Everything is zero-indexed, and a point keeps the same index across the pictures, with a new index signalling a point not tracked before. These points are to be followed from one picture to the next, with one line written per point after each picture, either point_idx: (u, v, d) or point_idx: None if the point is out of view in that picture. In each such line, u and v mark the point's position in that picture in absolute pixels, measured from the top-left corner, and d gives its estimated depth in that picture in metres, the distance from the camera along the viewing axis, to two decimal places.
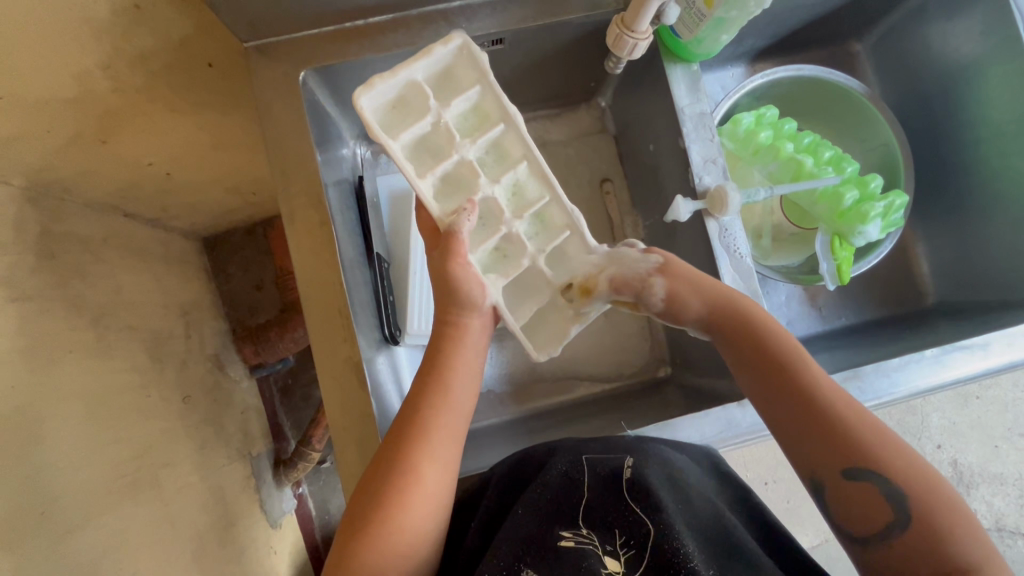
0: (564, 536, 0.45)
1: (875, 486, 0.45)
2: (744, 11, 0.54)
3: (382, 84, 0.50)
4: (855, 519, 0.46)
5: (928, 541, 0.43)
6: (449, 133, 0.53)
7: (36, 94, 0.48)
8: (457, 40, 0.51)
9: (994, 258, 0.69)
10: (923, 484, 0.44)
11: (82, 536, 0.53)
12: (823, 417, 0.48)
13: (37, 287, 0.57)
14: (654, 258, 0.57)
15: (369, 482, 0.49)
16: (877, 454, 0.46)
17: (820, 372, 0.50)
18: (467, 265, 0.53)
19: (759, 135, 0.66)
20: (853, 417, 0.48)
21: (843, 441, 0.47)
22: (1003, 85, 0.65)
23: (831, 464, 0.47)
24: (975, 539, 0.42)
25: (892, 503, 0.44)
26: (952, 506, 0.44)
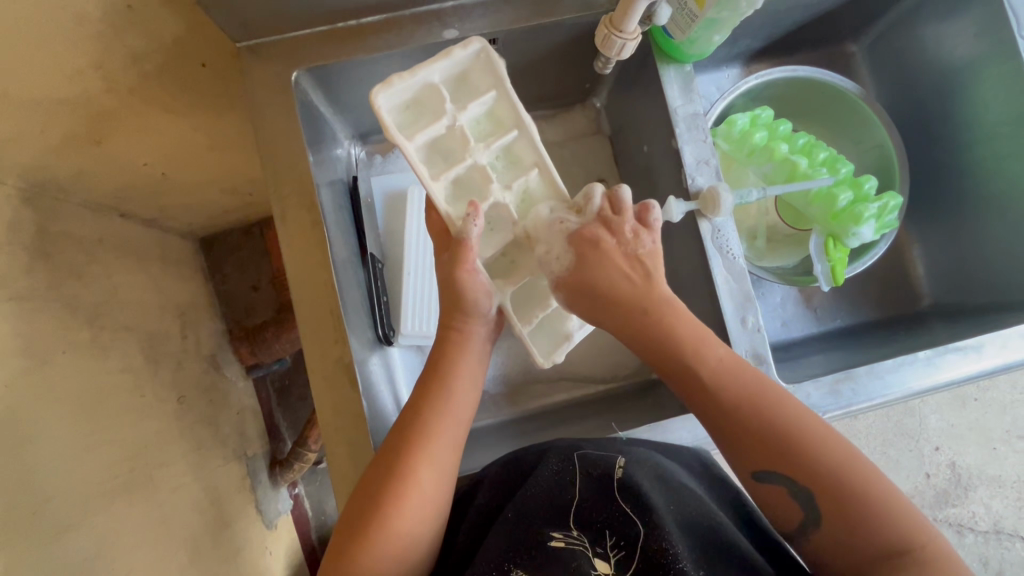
0: (554, 537, 0.44)
1: (787, 488, 0.46)
2: (736, 12, 0.53)
3: (400, 83, 0.50)
4: (779, 516, 0.47)
5: (844, 535, 0.43)
6: (464, 137, 0.53)
7: (29, 94, 0.48)
8: (478, 44, 0.51)
9: (990, 259, 0.69)
10: (829, 481, 0.44)
11: (76, 537, 0.53)
12: (730, 425, 0.48)
13: (32, 287, 0.57)
14: (565, 259, 0.54)
15: (364, 484, 0.49)
16: (786, 456, 0.46)
17: (727, 374, 0.49)
18: (477, 271, 0.53)
19: (754, 135, 0.66)
20: (759, 421, 0.47)
21: (752, 447, 0.47)
22: (997, 87, 0.65)
23: (743, 469, 0.48)
24: (900, 527, 0.42)
25: (804, 502, 0.45)
26: (866, 499, 0.44)
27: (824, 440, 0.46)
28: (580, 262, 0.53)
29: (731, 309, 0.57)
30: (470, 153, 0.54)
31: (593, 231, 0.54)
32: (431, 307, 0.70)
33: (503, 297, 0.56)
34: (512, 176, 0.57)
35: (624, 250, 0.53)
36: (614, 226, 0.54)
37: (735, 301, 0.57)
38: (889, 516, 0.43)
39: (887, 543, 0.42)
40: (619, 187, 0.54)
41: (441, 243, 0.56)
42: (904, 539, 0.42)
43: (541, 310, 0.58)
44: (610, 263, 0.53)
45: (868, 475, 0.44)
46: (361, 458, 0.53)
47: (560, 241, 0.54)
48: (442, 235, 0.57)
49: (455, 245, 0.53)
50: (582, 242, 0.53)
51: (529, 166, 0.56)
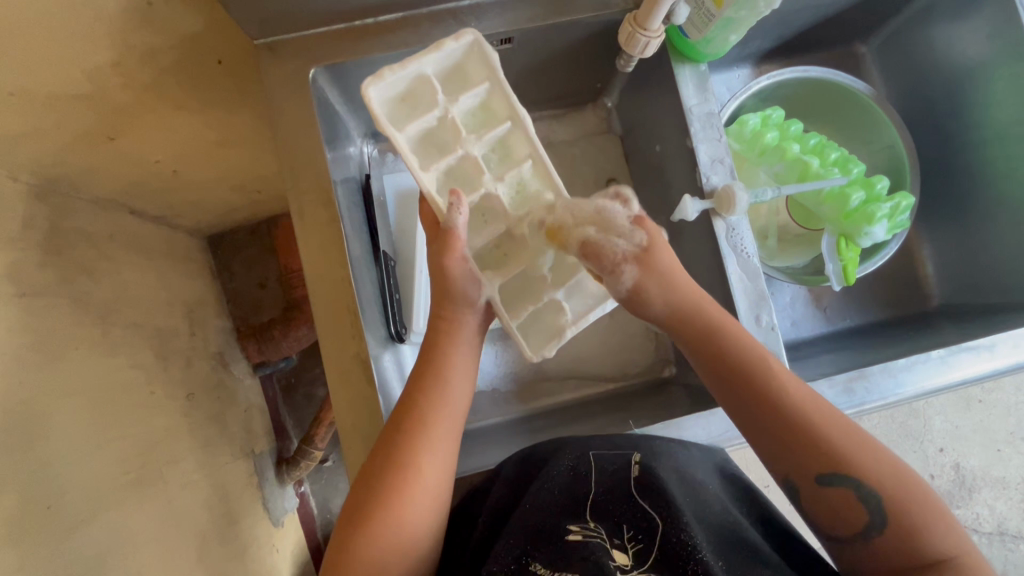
0: (572, 530, 0.44)
1: (852, 491, 0.45)
2: (753, 12, 0.54)
3: (392, 76, 0.50)
4: (834, 521, 0.46)
5: (903, 539, 0.43)
6: (455, 128, 0.53)
7: (45, 89, 0.48)
8: (469, 36, 0.51)
9: (999, 260, 0.69)
10: (894, 482, 0.45)
11: (87, 532, 0.53)
12: (797, 427, 0.47)
13: (45, 282, 0.57)
14: (639, 239, 0.54)
15: (372, 473, 0.49)
16: (851, 458, 0.46)
17: (791, 377, 0.49)
18: (463, 260, 0.53)
19: (765, 135, 0.66)
20: (825, 421, 0.47)
21: (819, 448, 0.46)
22: (1008, 89, 0.65)
23: (808, 472, 0.46)
24: (950, 531, 0.43)
25: (868, 505, 0.45)
26: (925, 500, 0.45)
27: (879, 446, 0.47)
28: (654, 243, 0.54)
29: (745, 308, 0.57)
30: (462, 146, 0.54)
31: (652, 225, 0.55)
32: None
33: (492, 288, 0.55)
34: (505, 167, 0.57)
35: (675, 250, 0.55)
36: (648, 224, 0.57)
37: (750, 299, 0.58)
38: (941, 521, 0.44)
39: (944, 547, 0.43)
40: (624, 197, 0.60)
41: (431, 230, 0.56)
42: (955, 544, 0.43)
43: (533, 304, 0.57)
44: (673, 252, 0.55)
45: (917, 481, 0.46)
46: None
47: (624, 220, 0.54)
48: (433, 223, 0.57)
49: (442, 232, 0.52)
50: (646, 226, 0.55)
51: (523, 158, 0.56)
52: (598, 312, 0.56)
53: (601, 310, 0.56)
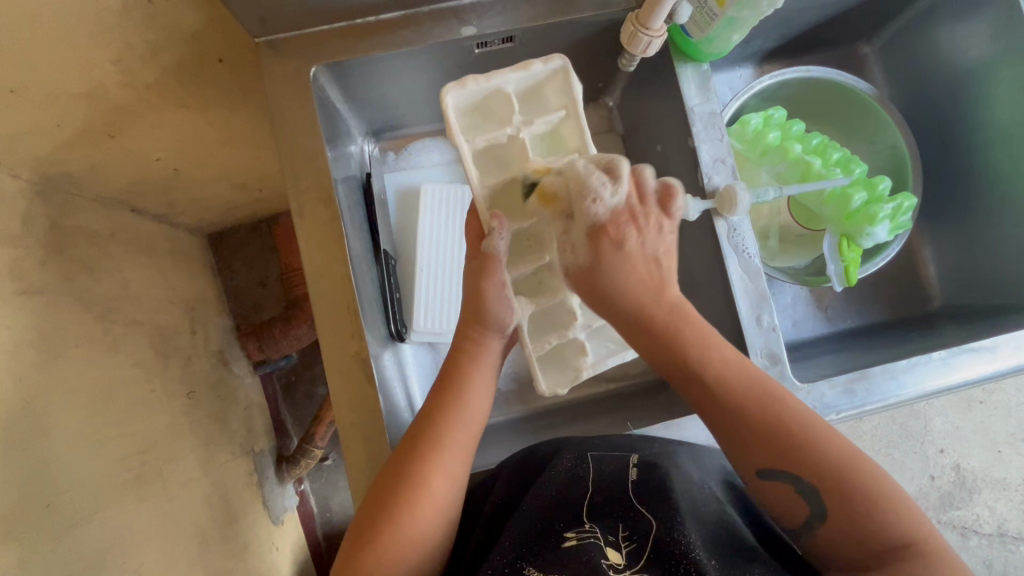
0: (568, 535, 0.44)
1: (794, 484, 0.45)
2: (756, 11, 0.54)
3: (473, 86, 0.53)
4: (784, 513, 0.46)
5: (848, 529, 0.43)
6: (522, 148, 0.55)
7: (46, 87, 0.48)
8: (558, 62, 0.53)
9: (1002, 261, 0.69)
10: (837, 472, 0.44)
11: (88, 530, 0.53)
12: (738, 422, 0.47)
13: (45, 280, 0.57)
14: (584, 256, 0.50)
15: (380, 481, 0.49)
16: (790, 451, 0.45)
17: (735, 372, 0.48)
18: (501, 288, 0.53)
19: (768, 135, 0.66)
20: (767, 414, 0.47)
21: (755, 442, 0.46)
22: (1010, 90, 0.65)
23: (750, 466, 0.47)
24: (903, 520, 0.42)
25: (808, 496, 0.45)
26: (878, 488, 0.43)
27: (829, 435, 0.46)
28: (596, 264, 0.50)
29: (746, 310, 0.57)
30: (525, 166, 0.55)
31: (616, 228, 0.50)
32: (444, 304, 0.70)
33: (522, 314, 0.55)
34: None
35: (643, 249, 0.50)
36: (641, 220, 0.50)
37: (751, 300, 0.57)
38: (893, 510, 0.42)
39: (891, 537, 0.41)
40: (641, 170, 0.51)
41: (473, 247, 0.54)
42: (906, 533, 0.41)
43: (556, 338, 0.58)
44: (628, 267, 0.50)
45: (869, 470, 0.44)
46: (376, 453, 0.53)
47: (580, 229, 0.50)
48: (478, 236, 0.54)
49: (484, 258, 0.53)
50: (603, 239, 0.50)
51: None
52: (615, 360, 0.58)
53: (621, 357, 0.58)
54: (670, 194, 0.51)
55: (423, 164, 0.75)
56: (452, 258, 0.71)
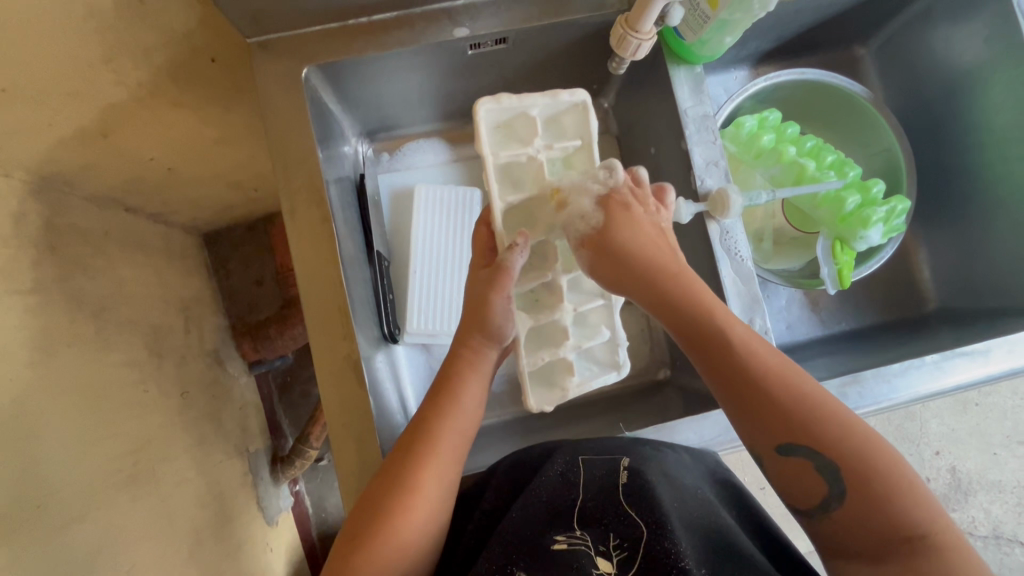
0: (556, 540, 0.44)
1: (813, 462, 0.44)
2: (749, 14, 0.54)
3: (506, 102, 0.55)
4: (797, 494, 0.45)
5: (867, 512, 0.42)
6: (538, 171, 0.57)
7: (38, 86, 0.48)
8: (582, 96, 0.56)
9: (996, 264, 0.69)
10: (859, 452, 0.43)
11: (80, 530, 0.53)
12: (759, 397, 0.45)
13: (37, 279, 0.56)
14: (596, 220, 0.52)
15: (371, 487, 0.49)
16: (812, 428, 0.44)
17: (755, 345, 0.47)
18: (507, 299, 0.54)
19: (762, 138, 0.66)
20: (787, 389, 0.45)
21: (775, 418, 0.45)
22: (1005, 92, 0.65)
23: (766, 442, 0.45)
24: (920, 509, 0.41)
25: (828, 477, 0.43)
26: (898, 472, 0.42)
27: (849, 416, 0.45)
28: (608, 222, 0.52)
29: (738, 311, 0.57)
30: (540, 186, 0.56)
31: (623, 197, 0.53)
32: (439, 305, 0.70)
33: (519, 327, 0.56)
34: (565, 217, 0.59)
35: (652, 222, 0.53)
36: (640, 198, 0.54)
37: (743, 302, 0.57)
38: (911, 498, 0.41)
39: (908, 522, 0.41)
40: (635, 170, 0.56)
41: (482, 258, 0.56)
42: (924, 519, 0.41)
43: (549, 355, 0.57)
44: (636, 231, 0.52)
45: (888, 455, 0.43)
46: (366, 454, 0.53)
47: (588, 201, 0.53)
48: (485, 251, 0.56)
49: (496, 268, 0.53)
50: (612, 206, 0.53)
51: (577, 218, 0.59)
52: (599, 381, 0.58)
53: (603, 381, 0.58)
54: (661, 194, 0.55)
55: (417, 165, 0.74)
56: (446, 259, 0.71)
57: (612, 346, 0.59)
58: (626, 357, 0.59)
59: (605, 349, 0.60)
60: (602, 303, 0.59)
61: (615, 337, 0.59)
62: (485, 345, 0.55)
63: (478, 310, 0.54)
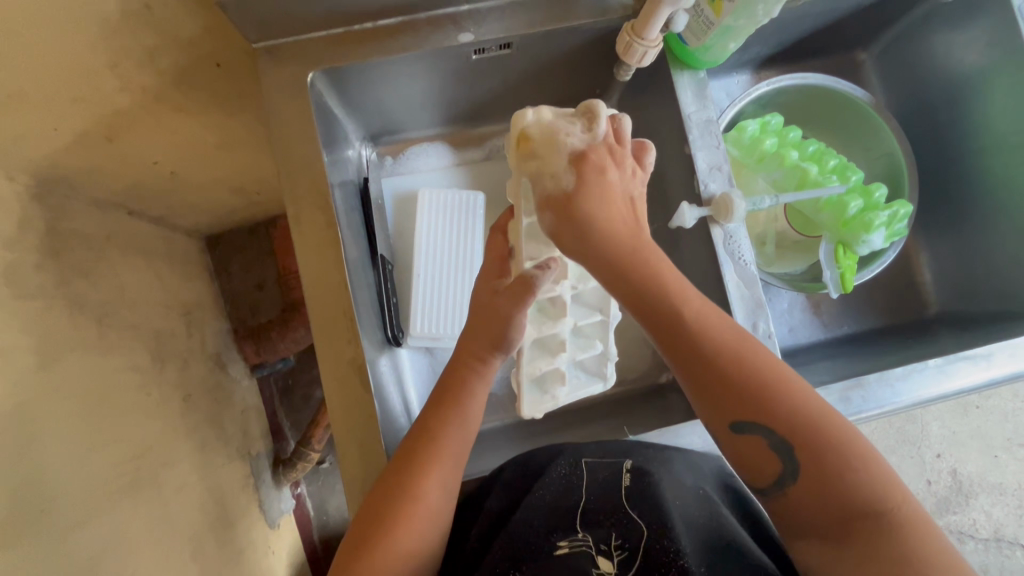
0: (559, 545, 0.44)
1: (764, 437, 0.44)
2: (752, 21, 0.54)
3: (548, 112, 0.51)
4: (753, 470, 0.45)
5: (820, 488, 0.41)
6: None
7: (42, 91, 0.48)
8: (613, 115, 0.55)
9: (998, 268, 0.69)
10: (808, 426, 0.43)
11: (82, 534, 0.53)
12: (711, 375, 0.45)
13: (41, 283, 0.56)
14: (566, 181, 0.49)
15: (377, 491, 0.49)
16: (764, 403, 0.44)
17: (711, 321, 0.46)
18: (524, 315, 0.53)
19: (764, 142, 0.66)
20: (740, 364, 0.45)
21: (729, 394, 0.44)
22: (1008, 96, 0.65)
23: (720, 419, 0.45)
24: (876, 487, 0.40)
25: (781, 453, 0.43)
26: (849, 446, 0.42)
27: (801, 391, 0.44)
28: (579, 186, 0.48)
29: (742, 314, 0.57)
30: None
31: (598, 155, 0.49)
32: (442, 308, 0.70)
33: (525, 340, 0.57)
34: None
35: (623, 190, 0.50)
36: (617, 157, 0.50)
37: (747, 307, 0.57)
38: (863, 474, 0.41)
39: (865, 503, 0.40)
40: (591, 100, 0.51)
41: (495, 268, 0.57)
42: (884, 497, 0.40)
43: (546, 364, 0.59)
44: (605, 202, 0.48)
45: (839, 431, 0.43)
46: (370, 458, 0.53)
47: (563, 159, 0.49)
48: (501, 259, 0.57)
49: (518, 282, 0.52)
50: (585, 164, 0.49)
51: None
52: (584, 392, 0.61)
53: (588, 392, 0.61)
54: (643, 148, 0.52)
55: (420, 169, 0.75)
56: (450, 263, 0.71)
57: (602, 358, 0.62)
58: (613, 370, 0.61)
59: (594, 359, 0.62)
60: (600, 318, 0.60)
61: (606, 351, 0.61)
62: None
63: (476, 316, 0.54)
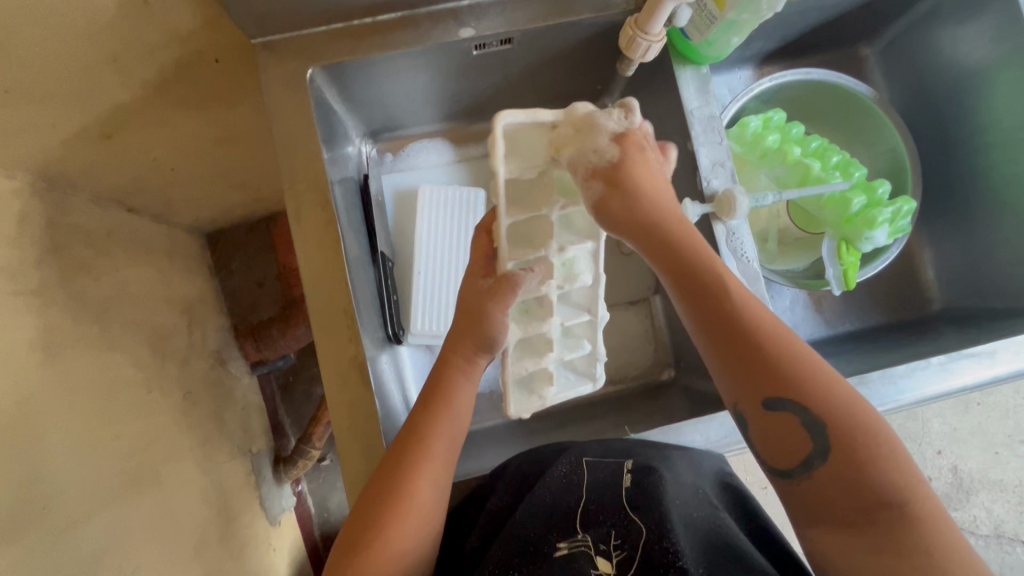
0: (558, 546, 0.44)
1: (798, 417, 0.43)
2: (756, 15, 0.54)
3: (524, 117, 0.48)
4: (779, 450, 0.44)
5: (848, 474, 0.41)
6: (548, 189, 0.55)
7: (40, 86, 0.47)
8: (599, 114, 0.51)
9: (1001, 265, 0.69)
10: (841, 409, 0.42)
11: (84, 531, 0.53)
12: (751, 351, 0.44)
13: (40, 280, 0.56)
14: (612, 154, 0.49)
15: (366, 492, 0.49)
16: (801, 382, 0.43)
17: (753, 302, 0.46)
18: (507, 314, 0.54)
19: (766, 139, 0.66)
20: (780, 345, 0.44)
21: (769, 372, 0.44)
22: (1013, 92, 0.65)
23: (752, 395, 0.44)
24: (900, 477, 0.40)
25: (813, 433, 0.42)
26: (877, 434, 0.42)
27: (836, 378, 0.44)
28: (625, 157, 0.49)
29: None
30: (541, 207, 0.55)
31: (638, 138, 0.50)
32: (442, 305, 0.70)
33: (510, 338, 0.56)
34: (567, 237, 0.57)
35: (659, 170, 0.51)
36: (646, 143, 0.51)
37: None
38: (890, 462, 0.41)
39: (886, 492, 0.40)
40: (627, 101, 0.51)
41: (480, 265, 0.56)
42: (904, 488, 0.40)
43: (534, 364, 0.58)
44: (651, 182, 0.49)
45: (871, 421, 0.42)
46: (373, 457, 0.53)
47: (604, 137, 0.49)
48: (486, 257, 0.56)
49: (501, 279, 0.53)
50: (627, 143, 0.50)
51: (586, 234, 0.58)
52: (573, 393, 0.59)
53: (577, 393, 0.60)
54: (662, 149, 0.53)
55: (421, 165, 0.74)
56: (451, 259, 0.71)
57: (591, 359, 0.60)
58: (603, 370, 0.60)
59: (584, 360, 0.61)
60: (588, 318, 0.59)
61: (595, 351, 0.60)
62: (485, 353, 0.55)
63: (476, 313, 0.53)
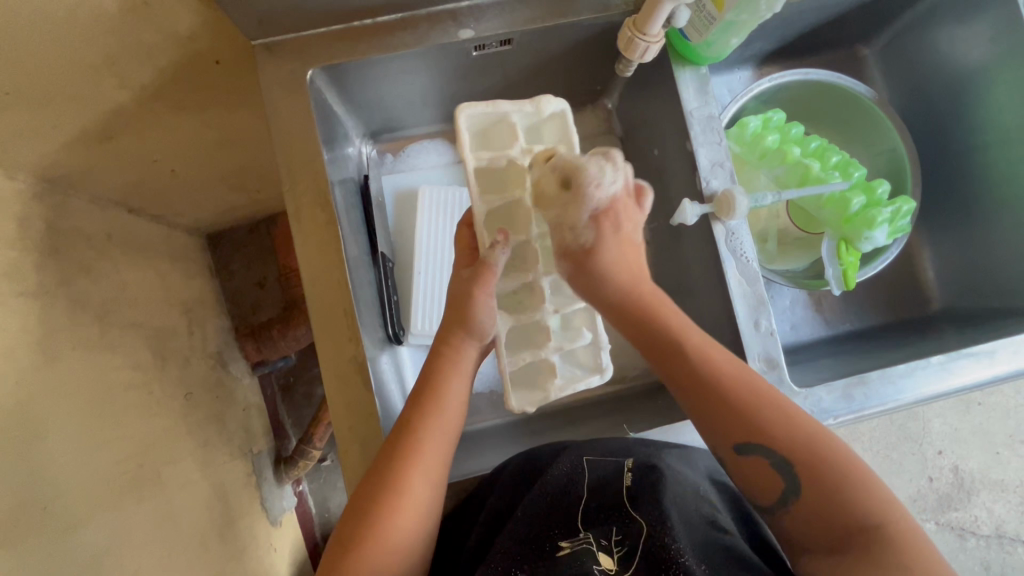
0: (561, 546, 0.44)
1: (765, 458, 0.44)
2: (755, 15, 0.54)
3: (485, 108, 0.54)
4: (755, 489, 0.45)
5: (821, 505, 0.42)
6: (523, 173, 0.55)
7: (41, 88, 0.47)
8: (561, 105, 0.56)
9: (1000, 265, 0.69)
10: (806, 446, 0.44)
11: (85, 533, 0.53)
12: (717, 400, 0.47)
13: (41, 281, 0.56)
14: (587, 236, 0.52)
15: (365, 490, 0.49)
16: (764, 425, 0.45)
17: (716, 354, 0.49)
18: (490, 296, 0.54)
19: (766, 139, 0.66)
20: (743, 392, 0.47)
21: (736, 419, 0.46)
22: (1012, 93, 0.65)
23: (724, 441, 0.46)
24: (874, 502, 0.41)
25: (782, 471, 0.44)
26: (846, 464, 0.43)
27: (803, 417, 0.46)
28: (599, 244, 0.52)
29: (744, 312, 0.57)
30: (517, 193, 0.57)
31: (615, 210, 0.53)
32: (442, 306, 0.70)
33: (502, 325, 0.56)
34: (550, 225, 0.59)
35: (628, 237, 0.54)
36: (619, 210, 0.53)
37: (749, 303, 0.57)
38: (862, 490, 0.42)
39: (861, 518, 0.41)
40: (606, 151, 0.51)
41: (465, 256, 0.57)
42: (878, 512, 0.41)
43: (531, 355, 0.57)
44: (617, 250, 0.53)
45: (838, 452, 0.44)
46: (372, 457, 0.53)
47: (582, 210, 0.51)
48: (469, 249, 0.57)
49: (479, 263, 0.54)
50: (603, 221, 0.52)
51: None
52: (582, 385, 0.57)
53: (586, 386, 0.57)
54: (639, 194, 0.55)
55: (421, 166, 0.74)
56: (451, 260, 0.71)
57: (594, 349, 0.59)
58: (609, 359, 0.58)
59: (587, 352, 0.59)
60: (583, 306, 0.59)
61: (597, 339, 0.59)
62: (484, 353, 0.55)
63: (475, 313, 0.53)
